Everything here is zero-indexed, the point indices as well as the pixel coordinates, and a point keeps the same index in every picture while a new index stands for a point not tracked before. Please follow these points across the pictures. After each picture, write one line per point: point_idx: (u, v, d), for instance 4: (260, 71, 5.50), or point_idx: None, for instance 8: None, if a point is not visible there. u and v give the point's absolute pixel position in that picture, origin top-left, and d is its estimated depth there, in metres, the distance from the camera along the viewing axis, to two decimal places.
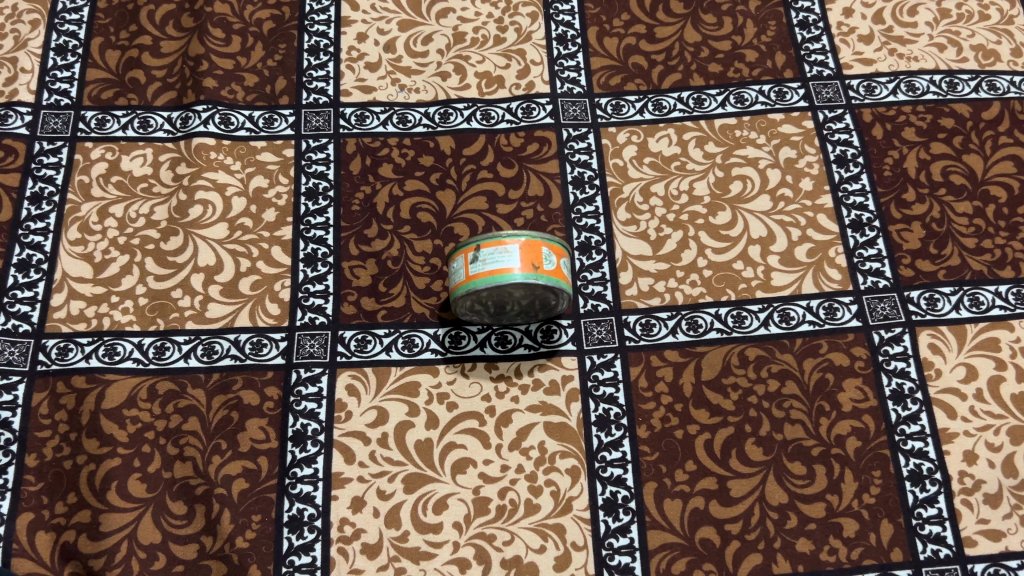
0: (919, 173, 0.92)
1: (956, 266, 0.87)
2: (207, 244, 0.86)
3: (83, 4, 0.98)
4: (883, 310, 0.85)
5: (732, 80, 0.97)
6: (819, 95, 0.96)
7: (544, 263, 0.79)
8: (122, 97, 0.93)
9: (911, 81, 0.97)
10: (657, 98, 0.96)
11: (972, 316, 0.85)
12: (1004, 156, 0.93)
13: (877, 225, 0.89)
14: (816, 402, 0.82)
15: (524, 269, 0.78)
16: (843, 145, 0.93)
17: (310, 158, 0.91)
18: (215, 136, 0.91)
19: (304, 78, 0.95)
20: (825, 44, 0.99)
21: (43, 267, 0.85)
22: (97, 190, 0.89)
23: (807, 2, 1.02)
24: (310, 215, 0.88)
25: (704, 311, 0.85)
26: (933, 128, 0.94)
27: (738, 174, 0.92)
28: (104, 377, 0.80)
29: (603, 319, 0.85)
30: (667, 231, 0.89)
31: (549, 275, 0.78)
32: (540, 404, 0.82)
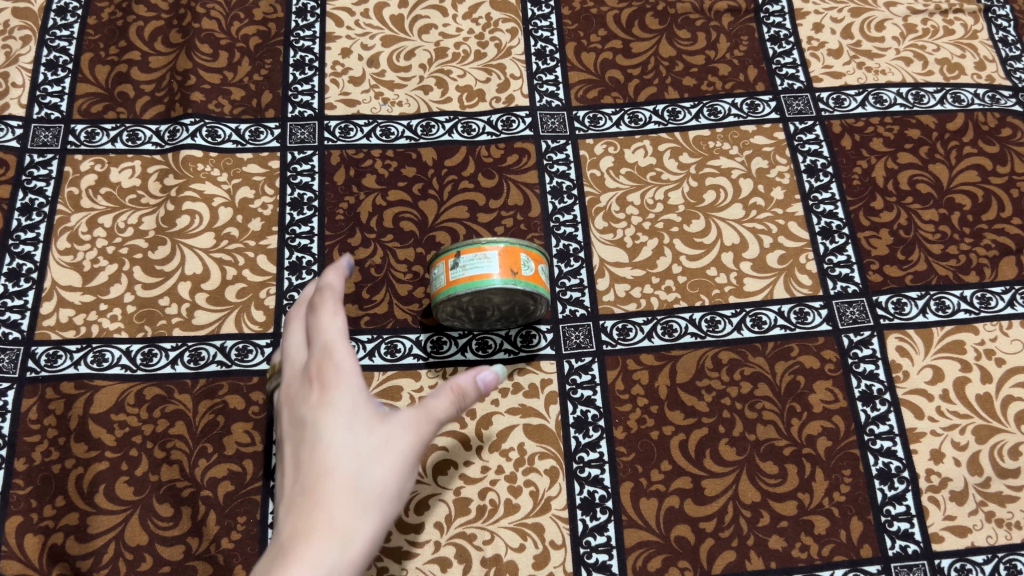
0: (886, 182, 0.95)
1: (922, 271, 0.90)
2: (194, 253, 0.88)
3: (73, 20, 1.00)
4: (851, 314, 0.88)
5: (706, 93, 1.00)
6: (789, 107, 0.99)
7: (523, 269, 0.80)
8: (112, 110, 0.96)
9: (879, 94, 1.00)
10: (633, 111, 0.98)
11: (939, 320, 0.88)
12: (969, 165, 0.96)
13: (846, 232, 0.92)
14: (787, 403, 0.84)
15: (503, 274, 0.80)
16: (813, 155, 0.96)
17: (295, 169, 0.93)
18: (202, 148, 0.94)
19: (290, 91, 0.98)
20: (796, 59, 1.02)
21: (33, 276, 0.87)
22: (86, 202, 0.91)
23: (779, 17, 1.05)
24: (295, 225, 0.91)
25: (679, 315, 0.88)
26: (900, 138, 0.97)
27: (712, 184, 0.94)
28: (92, 383, 0.82)
29: (581, 325, 0.87)
30: (642, 238, 0.92)
31: (528, 280, 0.80)
32: (519, 407, 0.84)
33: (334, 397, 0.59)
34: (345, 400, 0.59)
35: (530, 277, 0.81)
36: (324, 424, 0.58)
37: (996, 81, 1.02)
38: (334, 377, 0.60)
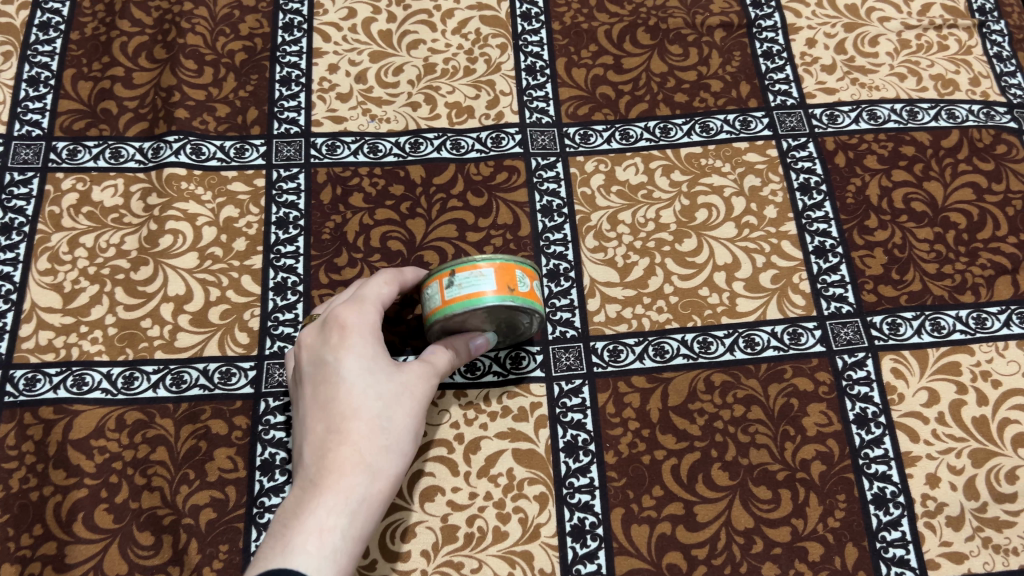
0: (881, 200, 0.94)
1: (918, 291, 0.89)
2: (177, 274, 0.87)
3: (55, 35, 0.99)
4: (846, 335, 0.87)
5: (698, 110, 0.99)
6: (783, 124, 0.98)
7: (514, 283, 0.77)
8: (94, 127, 0.94)
9: (873, 110, 0.99)
10: (624, 128, 0.97)
11: (934, 341, 0.86)
12: (964, 183, 0.95)
13: (840, 251, 0.91)
14: (781, 427, 0.83)
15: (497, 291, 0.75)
16: (806, 173, 0.95)
17: (280, 188, 0.92)
18: (186, 166, 0.92)
19: (276, 108, 0.96)
20: (789, 74, 1.01)
21: (12, 298, 0.85)
22: (67, 221, 0.89)
23: (771, 33, 1.04)
24: (280, 244, 0.89)
25: (671, 336, 0.86)
26: (895, 156, 0.96)
27: (704, 203, 0.93)
28: (72, 408, 0.80)
29: (571, 346, 0.86)
30: (634, 257, 0.90)
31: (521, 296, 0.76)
32: (508, 431, 0.82)
33: (403, 403, 0.72)
34: (409, 411, 0.72)
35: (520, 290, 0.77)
36: (386, 419, 0.70)
37: (991, 97, 1.01)
38: (411, 389, 0.72)
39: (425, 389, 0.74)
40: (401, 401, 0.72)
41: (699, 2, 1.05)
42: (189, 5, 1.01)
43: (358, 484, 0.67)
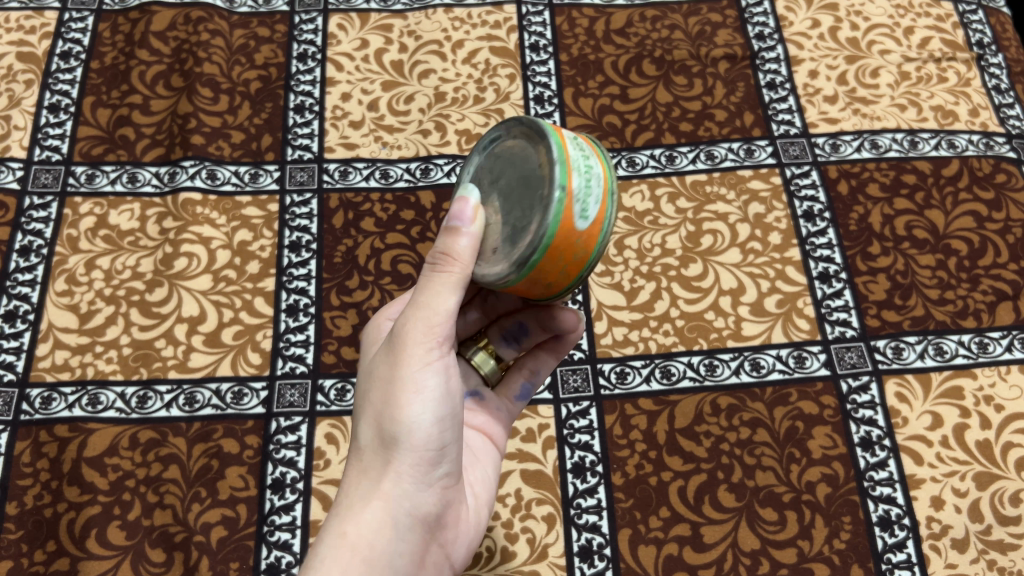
0: (883, 228, 0.95)
1: (920, 316, 0.90)
2: (191, 295, 0.88)
3: (76, 64, 1.01)
4: (850, 359, 0.88)
5: (703, 138, 1.01)
6: (786, 152, 1.00)
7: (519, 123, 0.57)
8: (112, 153, 0.96)
9: (874, 139, 1.01)
10: (631, 156, 0.99)
11: (937, 365, 0.87)
12: (965, 211, 0.96)
13: (843, 276, 0.92)
14: (787, 449, 0.83)
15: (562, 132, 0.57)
16: (810, 201, 0.97)
17: (293, 212, 0.94)
18: (201, 191, 0.94)
19: (289, 135, 0.98)
20: (792, 104, 1.03)
21: (30, 318, 0.87)
22: (84, 243, 0.91)
23: (774, 64, 1.06)
24: (292, 267, 0.91)
25: (677, 360, 0.88)
26: (896, 184, 0.98)
27: (709, 229, 0.95)
28: (86, 426, 0.82)
29: (579, 368, 0.87)
30: (640, 281, 0.92)
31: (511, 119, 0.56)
32: (517, 452, 0.83)
33: (379, 395, 0.56)
34: (386, 402, 0.55)
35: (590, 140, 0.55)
36: (365, 429, 0.57)
37: (990, 127, 1.03)
38: (383, 377, 0.56)
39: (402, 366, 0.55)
40: (380, 392, 0.56)
41: (703, 35, 1.08)
42: (206, 34, 1.03)
43: (363, 500, 0.55)
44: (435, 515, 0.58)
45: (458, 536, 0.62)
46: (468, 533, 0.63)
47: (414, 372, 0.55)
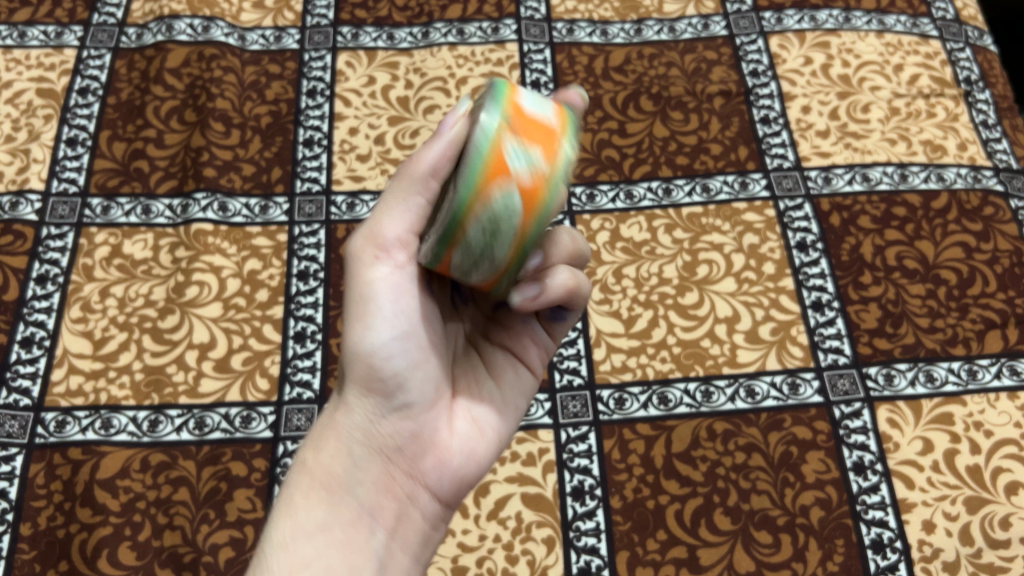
0: (874, 258, 0.98)
1: (911, 344, 0.93)
2: (202, 322, 0.91)
3: (93, 100, 1.05)
4: (843, 386, 0.90)
5: (698, 172, 1.04)
6: (779, 185, 1.03)
7: (503, 100, 0.46)
8: (127, 185, 0.99)
9: (866, 173, 1.04)
10: (628, 188, 1.02)
11: (928, 392, 0.90)
12: (954, 242, 0.99)
13: (836, 305, 0.95)
14: (781, 473, 0.85)
15: (556, 135, 0.47)
16: (803, 232, 1.00)
17: (302, 242, 0.97)
18: (212, 222, 0.97)
19: (298, 168, 1.02)
20: (785, 139, 1.07)
21: (45, 344, 0.90)
22: (99, 272, 0.94)
23: (767, 100, 1.10)
24: (300, 295, 0.94)
25: (674, 386, 0.90)
26: (887, 216, 1.01)
27: (705, 259, 0.98)
28: (99, 449, 0.84)
29: (578, 394, 0.90)
30: (638, 309, 0.94)
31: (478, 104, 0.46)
32: (517, 475, 0.85)
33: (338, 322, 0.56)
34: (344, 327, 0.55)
35: (547, 191, 0.46)
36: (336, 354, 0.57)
37: (978, 161, 1.06)
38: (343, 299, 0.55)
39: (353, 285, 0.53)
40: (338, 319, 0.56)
41: (699, 72, 1.12)
42: (218, 71, 1.07)
43: (322, 431, 0.56)
44: (400, 444, 0.56)
45: (446, 471, 0.58)
46: (463, 468, 0.59)
47: (365, 293, 0.53)
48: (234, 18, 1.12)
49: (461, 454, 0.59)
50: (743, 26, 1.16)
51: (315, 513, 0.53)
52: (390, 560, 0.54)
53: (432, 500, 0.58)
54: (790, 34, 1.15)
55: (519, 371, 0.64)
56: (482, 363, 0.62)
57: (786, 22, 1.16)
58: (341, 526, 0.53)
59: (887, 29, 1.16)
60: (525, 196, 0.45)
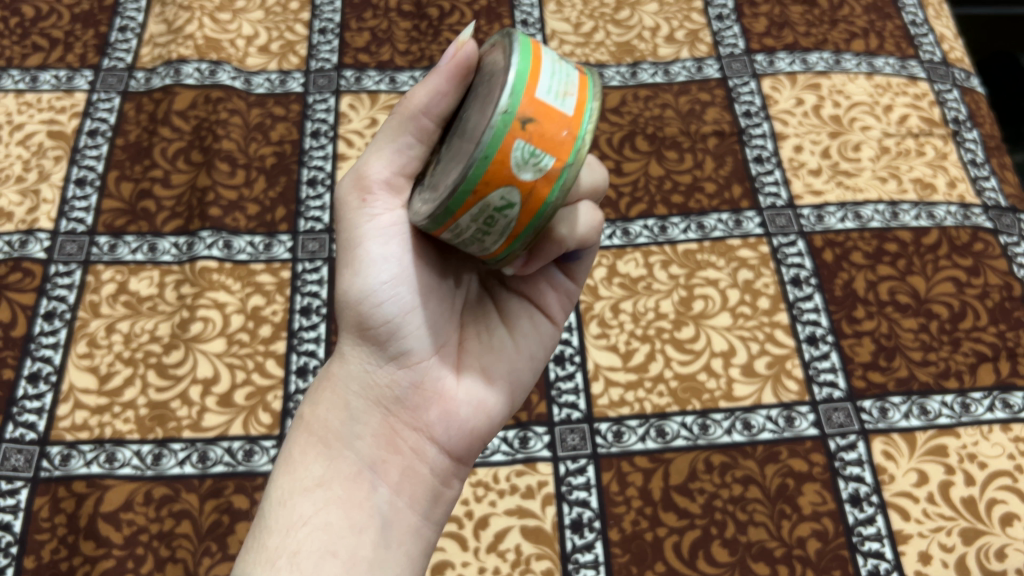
0: (867, 293, 1.00)
1: (905, 377, 0.94)
2: (206, 357, 0.93)
3: (102, 141, 1.07)
4: (838, 419, 0.91)
5: (693, 210, 1.06)
6: (773, 223, 1.05)
7: (528, 88, 0.50)
8: (134, 224, 1.01)
9: (857, 210, 1.06)
10: (625, 226, 1.05)
11: (922, 425, 0.91)
12: (945, 277, 1.01)
13: (830, 339, 0.96)
14: (778, 505, 0.86)
15: (576, 120, 0.52)
16: (796, 268, 1.02)
17: (304, 279, 0.99)
18: (217, 259, 0.99)
19: (302, 207, 1.04)
20: (778, 177, 1.09)
21: (52, 379, 0.91)
22: (105, 308, 0.96)
23: (760, 139, 1.12)
24: (303, 330, 0.95)
25: (671, 419, 0.91)
26: (879, 252, 1.03)
27: (701, 294, 0.99)
28: (103, 483, 0.85)
29: (576, 427, 0.91)
30: (635, 343, 0.96)
31: (504, 85, 0.50)
32: (516, 508, 0.86)
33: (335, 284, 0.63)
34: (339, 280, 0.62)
35: (567, 151, 0.51)
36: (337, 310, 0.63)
37: (967, 198, 1.08)
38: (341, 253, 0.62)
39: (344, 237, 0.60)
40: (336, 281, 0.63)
41: (693, 113, 1.14)
42: (225, 113, 1.09)
43: (326, 386, 0.63)
44: (399, 396, 0.62)
45: (448, 421, 0.63)
46: (465, 418, 0.64)
47: (358, 246, 0.59)
48: (240, 62, 1.15)
49: (462, 403, 0.64)
50: (735, 68, 1.19)
51: (315, 459, 0.59)
52: (396, 513, 0.59)
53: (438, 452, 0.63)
54: (782, 76, 1.18)
55: (533, 320, 0.69)
56: (490, 313, 0.68)
57: (778, 65, 1.19)
58: (339, 471, 0.59)
59: (877, 71, 1.19)
60: (525, 188, 0.51)
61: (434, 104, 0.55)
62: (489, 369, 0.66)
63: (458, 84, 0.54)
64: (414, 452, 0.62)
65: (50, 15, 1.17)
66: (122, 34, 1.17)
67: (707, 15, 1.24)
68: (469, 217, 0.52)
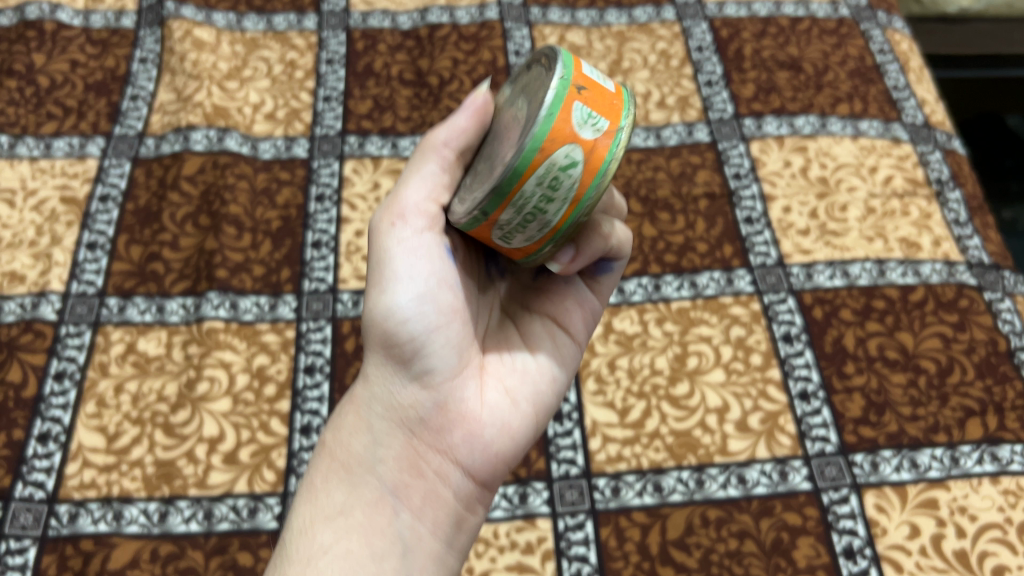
0: (856, 349, 1.02)
1: (895, 431, 0.96)
2: (212, 416, 0.95)
3: (113, 206, 1.11)
4: (830, 472, 0.93)
5: (686, 268, 1.09)
6: (764, 281, 1.08)
7: (576, 65, 0.58)
8: (142, 286, 1.04)
9: (845, 269, 1.09)
10: (620, 285, 1.08)
11: (913, 478, 0.93)
12: (932, 333, 1.04)
13: (821, 394, 0.99)
14: (773, 559, 0.88)
15: (617, 97, 0.60)
16: (787, 325, 1.05)
17: (308, 338, 1.01)
18: (224, 319, 1.02)
19: (307, 268, 1.07)
20: (767, 237, 1.12)
21: (61, 439, 0.93)
22: (114, 368, 0.98)
23: (750, 200, 1.16)
24: (307, 389, 0.98)
25: (667, 474, 0.93)
26: (867, 309, 1.06)
27: (694, 351, 1.02)
28: (110, 540, 0.86)
29: (575, 483, 0.93)
30: (632, 400, 0.98)
31: (555, 63, 0.58)
32: (517, 564, 0.87)
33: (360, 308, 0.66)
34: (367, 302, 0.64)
35: (615, 118, 0.58)
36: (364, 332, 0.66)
37: (952, 256, 1.11)
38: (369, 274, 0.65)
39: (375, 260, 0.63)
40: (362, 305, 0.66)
41: (684, 176, 1.18)
42: (232, 178, 1.13)
43: (352, 410, 0.65)
44: (421, 421, 0.64)
45: (471, 442, 0.65)
46: (489, 440, 0.66)
47: (388, 264, 0.62)
48: (248, 129, 1.19)
49: (487, 424, 0.66)
50: (725, 132, 1.23)
51: (338, 484, 0.61)
52: (417, 540, 0.61)
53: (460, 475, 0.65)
54: (770, 139, 1.22)
55: (553, 343, 0.75)
56: (511, 336, 0.73)
57: (766, 128, 1.23)
58: (361, 498, 0.61)
59: (862, 133, 1.23)
60: (587, 145, 0.56)
61: (455, 136, 0.61)
62: (512, 391, 0.69)
63: (476, 125, 0.60)
64: (437, 476, 0.64)
65: (64, 84, 1.22)
66: (134, 103, 1.21)
67: (697, 81, 1.29)
68: (542, 182, 0.56)
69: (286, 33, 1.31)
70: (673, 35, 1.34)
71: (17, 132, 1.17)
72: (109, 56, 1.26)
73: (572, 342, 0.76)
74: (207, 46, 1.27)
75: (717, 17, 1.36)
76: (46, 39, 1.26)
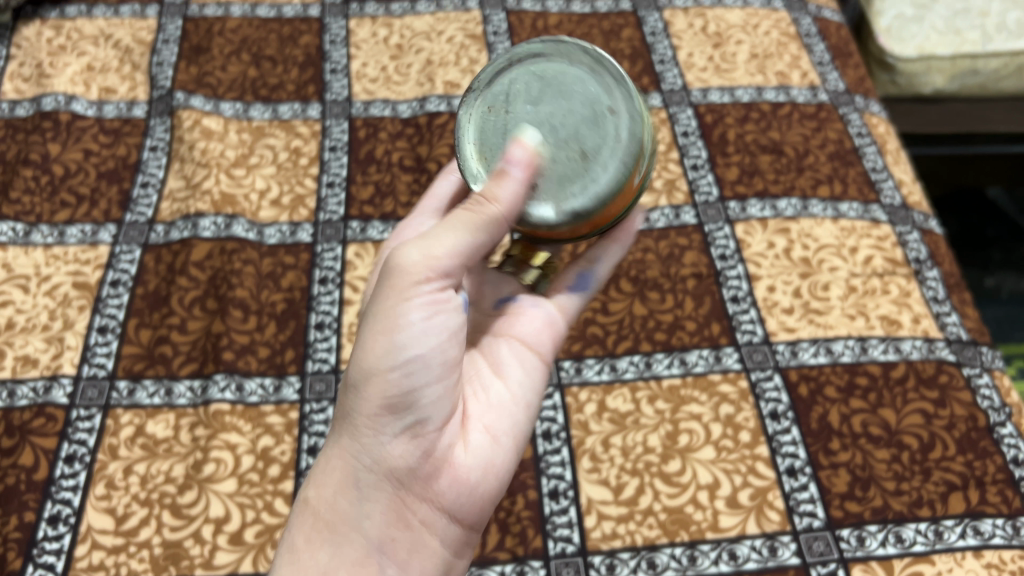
0: (841, 425, 1.06)
1: (880, 506, 1.00)
2: (218, 497, 0.98)
3: (124, 290, 1.15)
4: (818, 547, 0.96)
5: (676, 346, 1.13)
6: (750, 358, 1.13)
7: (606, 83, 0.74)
8: (151, 368, 1.08)
9: (829, 346, 1.14)
10: (613, 362, 1.12)
11: (898, 552, 0.96)
12: (914, 408, 1.07)
13: (808, 470, 1.02)
14: None
15: None
16: (774, 402, 1.09)
17: (311, 418, 1.05)
18: (230, 401, 1.05)
19: (310, 349, 1.11)
20: (753, 315, 1.17)
21: (70, 521, 0.96)
22: (123, 450, 1.01)
23: (736, 279, 1.21)
24: (309, 469, 1.00)
25: (661, 551, 0.96)
26: (850, 385, 1.10)
27: (685, 428, 1.06)
28: None
29: (570, 561, 0.96)
30: (626, 477, 1.02)
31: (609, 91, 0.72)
32: None
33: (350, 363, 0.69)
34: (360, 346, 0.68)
35: None
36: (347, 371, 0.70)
37: (931, 333, 1.16)
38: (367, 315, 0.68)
39: (382, 307, 0.67)
40: (353, 361, 0.69)
41: (672, 256, 1.23)
42: (239, 262, 1.17)
43: (333, 456, 0.70)
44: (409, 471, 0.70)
45: (456, 488, 0.72)
46: (472, 483, 0.73)
47: (400, 317, 0.67)
48: (254, 215, 1.24)
49: (469, 469, 0.73)
50: (710, 214, 1.28)
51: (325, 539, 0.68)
52: None
53: (443, 519, 0.72)
54: (754, 221, 1.27)
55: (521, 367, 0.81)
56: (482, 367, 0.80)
57: (749, 210, 1.29)
58: (348, 557, 0.68)
59: (842, 214, 1.28)
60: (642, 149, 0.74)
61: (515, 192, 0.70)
62: (491, 428, 0.76)
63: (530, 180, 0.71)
64: (423, 524, 0.71)
65: (78, 173, 1.27)
66: (144, 190, 1.27)
67: (683, 165, 1.35)
68: (618, 102, 0.72)
69: (291, 121, 1.37)
70: (660, 121, 1.40)
71: (32, 219, 1.22)
72: (121, 145, 1.31)
73: (538, 362, 0.83)
74: (215, 135, 1.33)
75: (702, 103, 1.43)
76: (61, 129, 1.32)
